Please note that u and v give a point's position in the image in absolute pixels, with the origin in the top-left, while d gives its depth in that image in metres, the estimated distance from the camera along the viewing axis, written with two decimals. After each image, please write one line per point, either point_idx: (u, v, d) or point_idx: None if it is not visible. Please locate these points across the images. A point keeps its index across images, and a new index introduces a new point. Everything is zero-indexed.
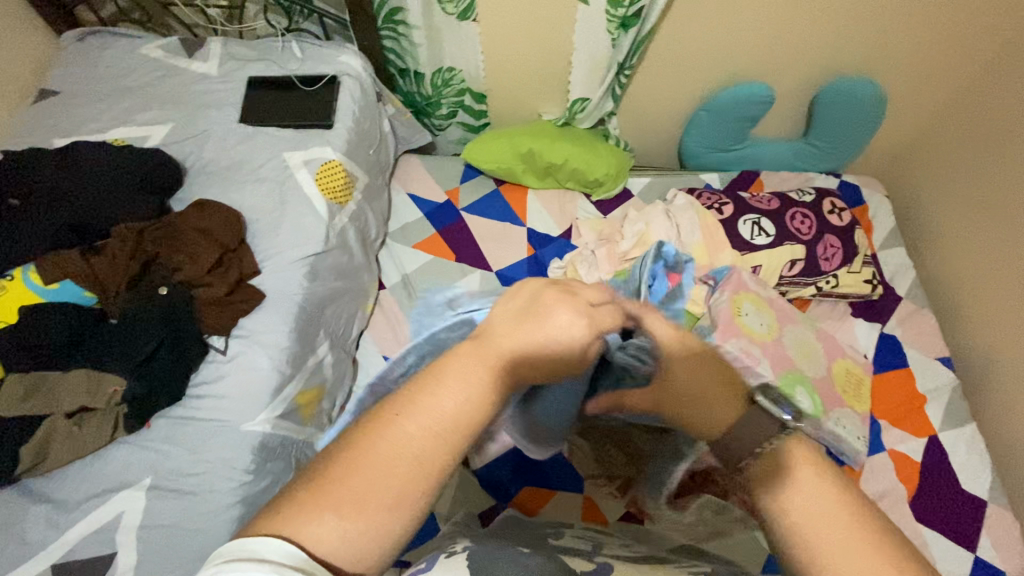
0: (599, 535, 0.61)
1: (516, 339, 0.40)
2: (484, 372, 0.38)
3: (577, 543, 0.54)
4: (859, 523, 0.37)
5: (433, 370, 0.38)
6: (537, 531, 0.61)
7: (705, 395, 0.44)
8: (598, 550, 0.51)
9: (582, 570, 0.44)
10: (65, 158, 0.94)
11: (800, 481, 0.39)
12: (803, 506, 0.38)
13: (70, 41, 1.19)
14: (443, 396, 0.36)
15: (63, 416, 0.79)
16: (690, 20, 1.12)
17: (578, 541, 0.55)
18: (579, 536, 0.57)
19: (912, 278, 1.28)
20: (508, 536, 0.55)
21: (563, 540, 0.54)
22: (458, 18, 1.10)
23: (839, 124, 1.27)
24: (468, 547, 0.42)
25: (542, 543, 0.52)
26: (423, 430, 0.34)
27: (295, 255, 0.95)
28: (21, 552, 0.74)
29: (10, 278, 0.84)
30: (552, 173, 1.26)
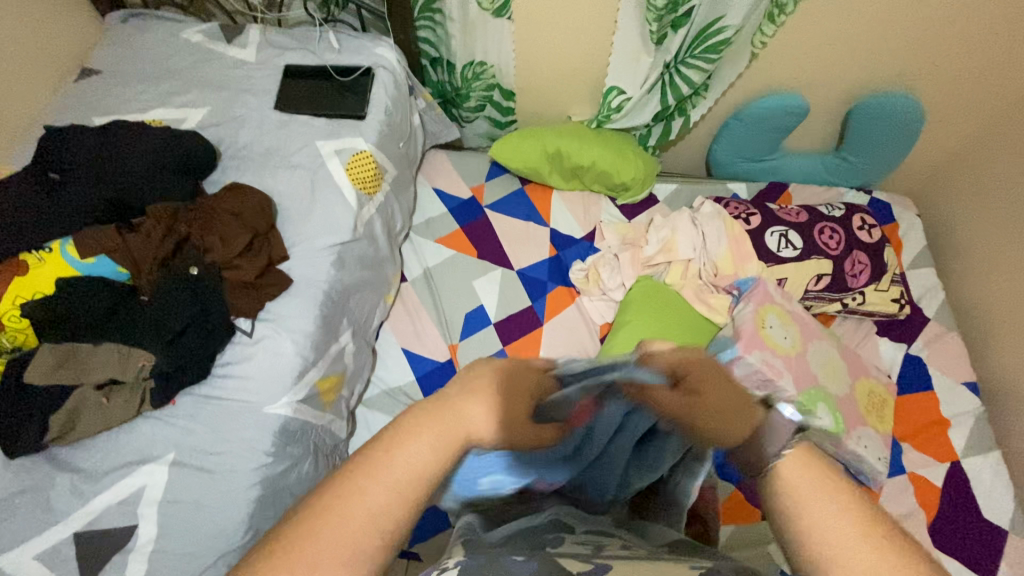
0: (603, 535, 0.55)
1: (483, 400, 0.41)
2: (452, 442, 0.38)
3: (576, 546, 0.50)
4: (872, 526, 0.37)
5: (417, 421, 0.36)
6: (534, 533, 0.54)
7: (723, 414, 0.45)
8: (597, 552, 0.47)
9: (576, 570, 0.42)
10: (105, 136, 0.96)
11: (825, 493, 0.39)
12: (817, 516, 0.38)
13: (114, 22, 1.21)
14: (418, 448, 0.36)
15: (93, 387, 0.81)
16: None
17: (579, 543, 0.51)
18: (578, 541, 0.51)
19: (941, 300, 1.25)
20: (524, 535, 0.53)
21: (562, 547, 0.49)
22: (493, 15, 1.10)
23: (873, 140, 1.25)
24: (460, 561, 0.43)
25: (534, 547, 0.50)
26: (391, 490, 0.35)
27: (323, 243, 0.96)
28: (47, 518, 0.75)
29: (49, 251, 0.86)
30: (579, 175, 1.25)
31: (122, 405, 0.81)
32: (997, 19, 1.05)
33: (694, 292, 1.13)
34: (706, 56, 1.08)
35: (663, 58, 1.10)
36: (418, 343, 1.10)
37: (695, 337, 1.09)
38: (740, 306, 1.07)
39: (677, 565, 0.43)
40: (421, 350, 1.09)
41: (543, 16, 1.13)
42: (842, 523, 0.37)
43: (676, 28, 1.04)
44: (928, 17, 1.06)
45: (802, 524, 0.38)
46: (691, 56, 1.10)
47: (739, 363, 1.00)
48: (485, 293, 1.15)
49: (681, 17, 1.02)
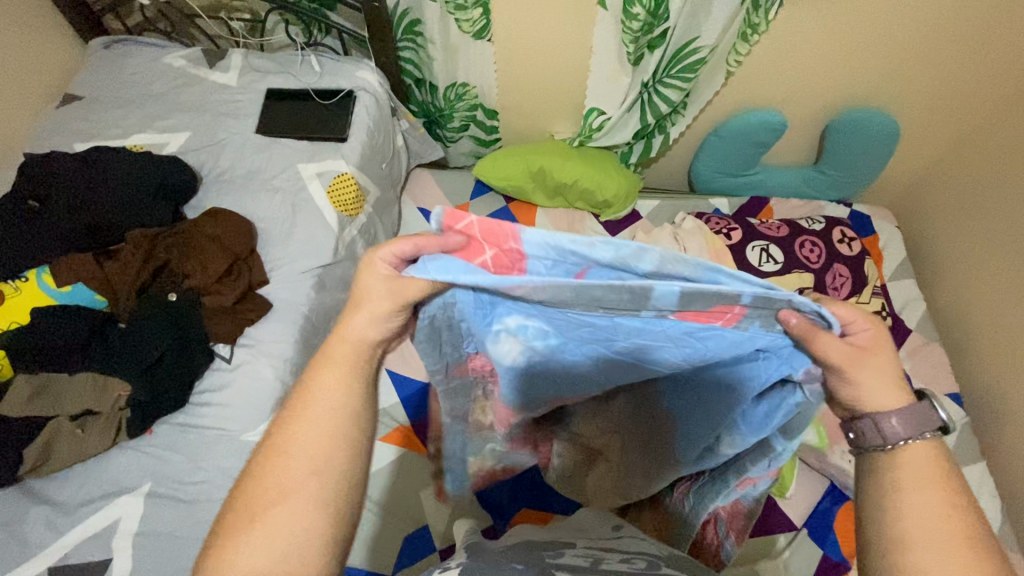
0: (605, 552, 0.57)
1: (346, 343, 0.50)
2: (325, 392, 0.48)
3: (577, 559, 0.52)
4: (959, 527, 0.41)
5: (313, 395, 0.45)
6: (536, 550, 0.56)
7: (871, 386, 0.46)
8: (596, 568, 0.49)
9: None
10: (84, 162, 0.96)
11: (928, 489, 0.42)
12: (917, 498, 0.42)
13: (97, 47, 1.22)
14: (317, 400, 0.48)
15: (68, 418, 0.81)
16: None
17: (577, 557, 0.53)
18: (582, 554, 0.54)
19: (921, 311, 1.26)
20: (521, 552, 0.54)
21: (564, 560, 0.51)
22: (473, 37, 1.11)
23: (850, 155, 1.27)
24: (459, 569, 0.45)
25: (537, 559, 0.51)
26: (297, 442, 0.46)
27: (304, 266, 0.96)
28: (19, 552, 0.74)
29: (25, 280, 0.86)
30: (562, 192, 1.26)
31: (96, 436, 0.80)
32: (966, 38, 1.07)
33: None
34: (683, 76, 1.10)
35: (642, 78, 1.11)
36: (402, 364, 1.07)
37: None
38: None
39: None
40: (405, 371, 1.06)
41: (523, 39, 1.14)
42: (946, 523, 0.41)
43: (653, 48, 1.06)
44: (898, 37, 1.08)
45: (899, 507, 0.42)
46: (668, 76, 1.11)
47: None
48: None
49: (656, 39, 1.04)
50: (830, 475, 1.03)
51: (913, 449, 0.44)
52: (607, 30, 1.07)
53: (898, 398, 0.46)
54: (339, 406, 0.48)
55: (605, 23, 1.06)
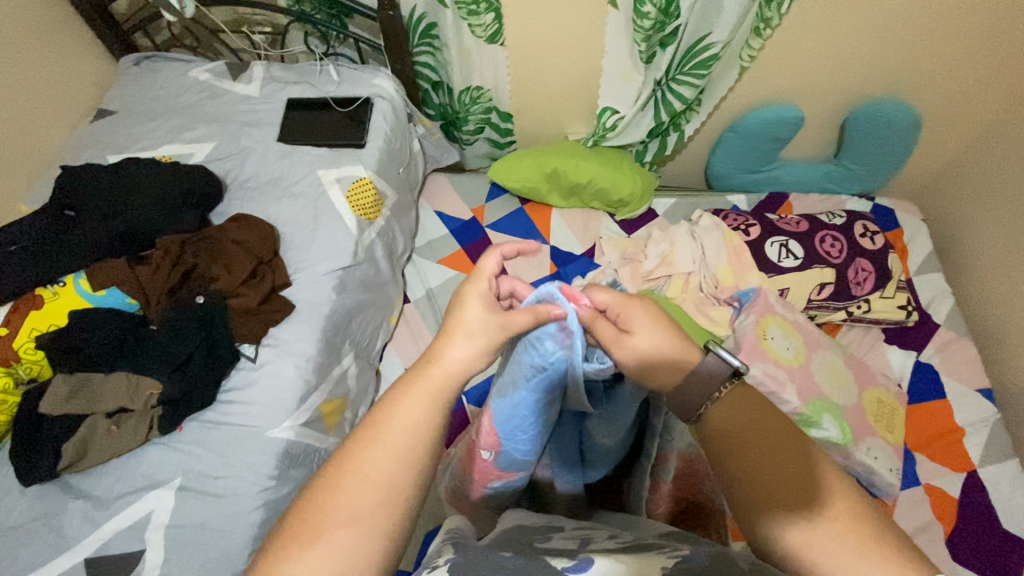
0: (595, 530, 0.57)
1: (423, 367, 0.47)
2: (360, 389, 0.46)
3: (565, 542, 0.52)
4: (837, 505, 0.42)
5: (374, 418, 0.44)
6: (524, 532, 0.56)
7: (665, 367, 0.50)
8: (585, 547, 0.49)
9: (562, 567, 0.43)
10: (118, 173, 1.00)
11: (795, 481, 0.43)
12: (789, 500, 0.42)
13: (127, 64, 1.28)
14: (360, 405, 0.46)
15: (103, 415, 0.84)
16: None
17: (567, 540, 0.53)
18: (570, 537, 0.53)
19: (950, 305, 1.23)
20: (510, 540, 0.54)
21: (551, 543, 0.51)
22: (486, 41, 1.13)
23: (870, 148, 1.25)
24: (447, 561, 0.45)
25: (525, 545, 0.51)
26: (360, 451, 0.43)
27: (325, 268, 0.99)
28: (60, 544, 0.78)
29: (63, 284, 0.91)
30: (577, 192, 1.27)
31: (130, 433, 0.83)
32: (987, 22, 1.05)
33: (696, 303, 1.12)
34: (696, 72, 1.10)
35: (655, 76, 1.12)
36: None
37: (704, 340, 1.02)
38: (740, 317, 1.07)
39: (656, 553, 0.45)
40: None
41: (535, 42, 1.16)
42: (827, 518, 0.41)
43: (665, 47, 1.06)
44: (915, 27, 1.07)
45: (790, 532, 0.41)
46: (681, 73, 1.11)
47: None
48: None
49: (667, 38, 1.04)
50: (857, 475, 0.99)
51: (731, 421, 0.47)
52: (619, 30, 1.08)
53: (677, 349, 0.51)
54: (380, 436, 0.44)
55: (616, 22, 1.07)
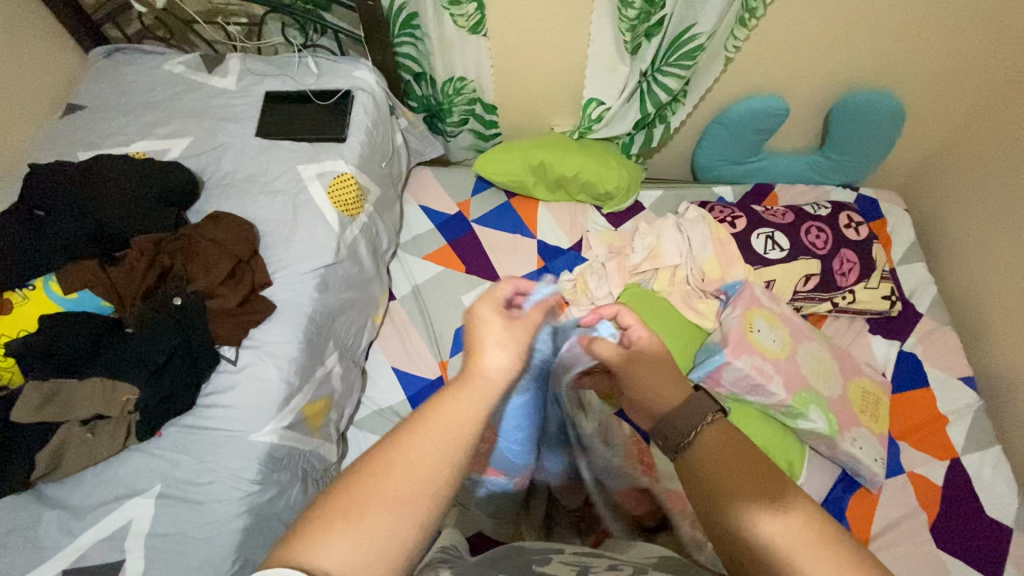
0: (593, 555, 0.59)
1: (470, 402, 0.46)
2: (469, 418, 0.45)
3: (564, 567, 0.53)
4: (801, 526, 0.42)
5: (424, 425, 0.43)
6: (522, 555, 0.59)
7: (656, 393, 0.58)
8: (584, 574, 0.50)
9: None
10: (88, 171, 0.97)
11: (758, 509, 0.43)
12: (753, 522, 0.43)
13: (98, 57, 1.23)
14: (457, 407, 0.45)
15: (77, 423, 0.81)
16: None
17: (566, 565, 0.54)
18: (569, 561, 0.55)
19: (933, 294, 1.24)
20: (504, 564, 0.55)
21: (549, 570, 0.52)
22: (469, 32, 1.11)
23: (855, 139, 1.25)
24: None
25: (522, 570, 0.52)
26: (417, 467, 0.41)
27: (306, 267, 0.97)
28: (36, 556, 0.76)
29: (33, 288, 0.87)
30: (563, 186, 1.26)
31: (107, 439, 0.81)
32: (971, 12, 1.04)
33: (682, 297, 1.13)
34: (682, 63, 1.08)
35: (641, 67, 1.11)
36: (408, 360, 1.10)
37: (686, 349, 1.07)
38: (727, 310, 1.07)
39: None
40: (412, 368, 1.09)
41: (519, 32, 1.14)
42: (792, 532, 0.42)
43: (652, 37, 1.06)
44: (900, 17, 1.07)
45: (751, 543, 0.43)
46: (666, 65, 1.10)
47: (727, 367, 0.98)
48: None
49: (654, 28, 1.04)
50: (842, 463, 1.02)
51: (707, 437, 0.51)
52: (604, 23, 1.07)
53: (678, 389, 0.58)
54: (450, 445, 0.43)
55: (602, 12, 1.05)
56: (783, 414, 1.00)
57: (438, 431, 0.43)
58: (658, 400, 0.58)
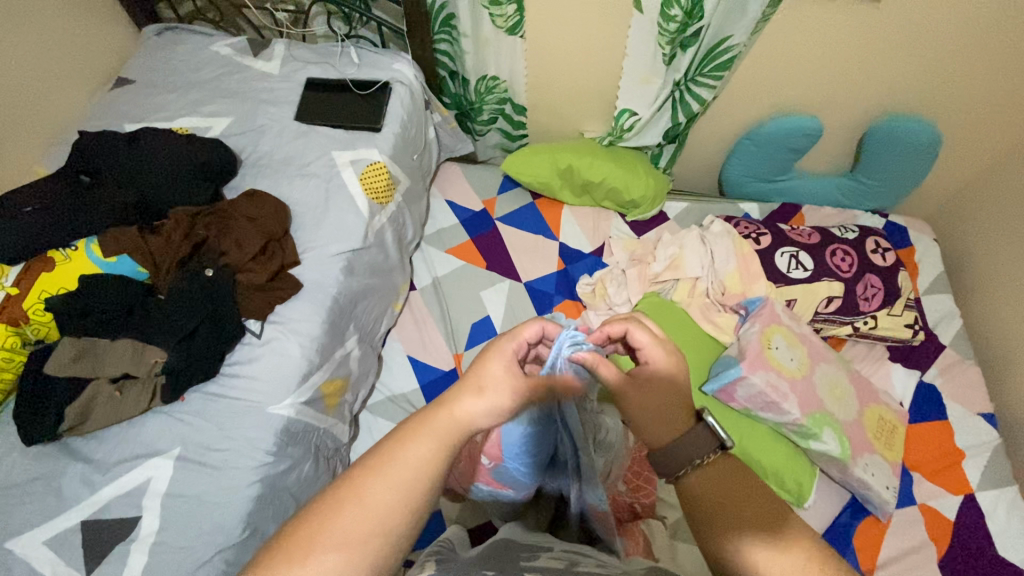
0: (584, 556, 0.60)
1: (426, 445, 0.47)
2: (433, 454, 0.47)
3: (553, 563, 0.54)
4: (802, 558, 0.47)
5: (385, 458, 0.46)
6: (512, 553, 0.59)
7: (661, 416, 0.56)
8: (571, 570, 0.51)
9: None
10: (135, 142, 1.00)
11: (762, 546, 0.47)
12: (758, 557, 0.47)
13: (150, 34, 1.28)
14: (411, 448, 0.47)
15: (107, 381, 0.84)
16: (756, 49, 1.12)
17: (555, 561, 0.55)
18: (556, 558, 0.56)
19: (957, 328, 1.22)
20: (495, 559, 0.56)
21: (538, 563, 0.53)
22: (506, 33, 1.13)
23: (887, 165, 1.24)
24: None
25: (512, 563, 0.53)
26: (371, 514, 0.44)
27: (334, 250, 0.99)
28: (58, 505, 0.79)
29: (75, 249, 0.91)
30: (589, 191, 1.27)
31: (133, 400, 0.84)
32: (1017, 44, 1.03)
33: (701, 311, 1.13)
34: (716, 74, 1.10)
35: (673, 77, 1.12)
36: (423, 351, 1.12)
37: (702, 360, 1.07)
38: (746, 325, 1.06)
39: None
40: (426, 358, 1.11)
41: (556, 35, 1.16)
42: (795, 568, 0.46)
43: (688, 48, 1.05)
44: (942, 44, 1.06)
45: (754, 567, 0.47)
46: (700, 75, 1.11)
47: (743, 382, 0.98)
48: (493, 303, 1.17)
49: (689, 39, 1.03)
50: (851, 489, 1.00)
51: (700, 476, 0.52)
52: (641, 32, 1.08)
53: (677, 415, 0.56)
54: (402, 489, 0.45)
55: (641, 24, 1.07)
56: (796, 433, 0.99)
57: (400, 468, 0.46)
58: (655, 428, 0.56)
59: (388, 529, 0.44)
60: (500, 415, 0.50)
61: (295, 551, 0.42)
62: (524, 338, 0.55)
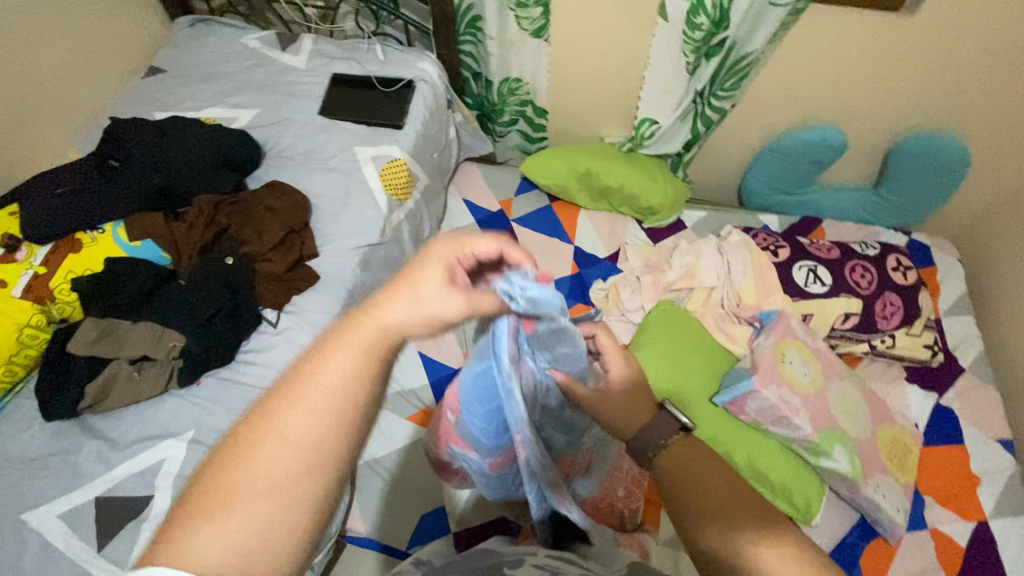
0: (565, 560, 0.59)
1: (345, 360, 0.43)
2: (365, 363, 0.43)
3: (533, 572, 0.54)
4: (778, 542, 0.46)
5: (307, 373, 0.43)
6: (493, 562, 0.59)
7: (626, 409, 0.58)
8: None
9: None
10: (163, 130, 1.03)
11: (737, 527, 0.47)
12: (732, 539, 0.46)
13: (183, 26, 1.31)
14: (333, 365, 0.43)
15: (126, 361, 0.86)
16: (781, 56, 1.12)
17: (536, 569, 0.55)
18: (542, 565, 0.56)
19: (977, 351, 1.20)
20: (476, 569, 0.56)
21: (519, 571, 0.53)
22: (531, 35, 1.15)
23: (912, 181, 1.22)
24: None
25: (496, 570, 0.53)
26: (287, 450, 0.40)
27: (351, 244, 1.01)
28: (74, 480, 0.81)
29: (102, 232, 0.93)
30: (607, 196, 1.26)
31: (151, 381, 0.86)
32: None
33: (715, 321, 1.12)
34: (737, 86, 1.09)
35: (693, 87, 1.12)
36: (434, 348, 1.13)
37: (713, 370, 1.05)
38: (760, 337, 1.05)
39: None
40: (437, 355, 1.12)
41: (581, 38, 1.16)
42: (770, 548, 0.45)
43: (711, 57, 1.05)
44: (970, 56, 1.05)
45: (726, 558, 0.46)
46: (722, 89, 1.10)
47: (754, 395, 0.97)
48: None
49: (713, 48, 1.03)
50: (861, 509, 0.99)
51: (668, 454, 0.53)
52: (665, 40, 1.10)
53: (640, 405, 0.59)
54: (322, 414, 0.41)
55: (665, 34, 1.08)
56: (807, 449, 0.98)
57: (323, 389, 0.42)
58: (621, 419, 0.58)
59: (324, 459, 0.40)
60: (431, 320, 0.46)
61: (216, 505, 0.38)
62: (475, 250, 0.50)
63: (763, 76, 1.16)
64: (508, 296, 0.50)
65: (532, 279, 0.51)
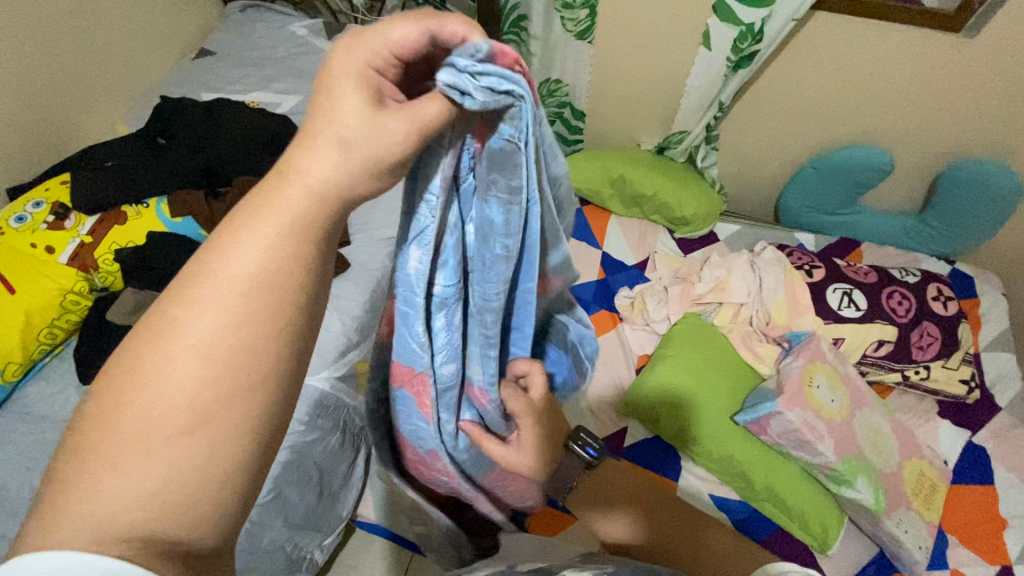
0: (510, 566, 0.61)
1: (252, 233, 0.34)
2: (289, 248, 0.35)
3: None
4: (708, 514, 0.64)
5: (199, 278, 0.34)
6: None
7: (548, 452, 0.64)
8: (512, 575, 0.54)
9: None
10: (210, 111, 1.06)
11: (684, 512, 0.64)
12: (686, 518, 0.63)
13: (235, 10, 1.35)
14: (242, 254, 0.34)
15: None
16: (830, 72, 1.10)
17: None
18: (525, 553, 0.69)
19: (1015, 390, 1.15)
20: None
21: None
22: (576, 36, 1.14)
23: (960, 209, 1.17)
24: None
25: None
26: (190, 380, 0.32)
27: (384, 234, 1.02)
28: None
29: (146, 207, 0.96)
30: (639, 203, 1.25)
31: None
32: None
33: (742, 338, 1.10)
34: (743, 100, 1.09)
35: (717, 96, 1.13)
36: None
37: (737, 388, 1.03)
38: (788, 359, 1.03)
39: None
40: None
41: (626, 43, 1.16)
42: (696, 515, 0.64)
43: (739, 68, 1.06)
44: None
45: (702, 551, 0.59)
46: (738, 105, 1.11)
47: (777, 417, 0.95)
48: None
49: (742, 59, 1.04)
50: (880, 542, 0.96)
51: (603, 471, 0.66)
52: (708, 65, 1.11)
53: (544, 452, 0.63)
54: (229, 336, 0.33)
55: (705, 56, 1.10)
56: (828, 477, 0.96)
57: (227, 280, 0.34)
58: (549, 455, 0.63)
59: (232, 383, 0.33)
60: (370, 166, 0.35)
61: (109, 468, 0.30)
62: (390, 39, 0.36)
63: (810, 91, 1.13)
64: (454, 89, 0.34)
65: (483, 58, 0.36)
